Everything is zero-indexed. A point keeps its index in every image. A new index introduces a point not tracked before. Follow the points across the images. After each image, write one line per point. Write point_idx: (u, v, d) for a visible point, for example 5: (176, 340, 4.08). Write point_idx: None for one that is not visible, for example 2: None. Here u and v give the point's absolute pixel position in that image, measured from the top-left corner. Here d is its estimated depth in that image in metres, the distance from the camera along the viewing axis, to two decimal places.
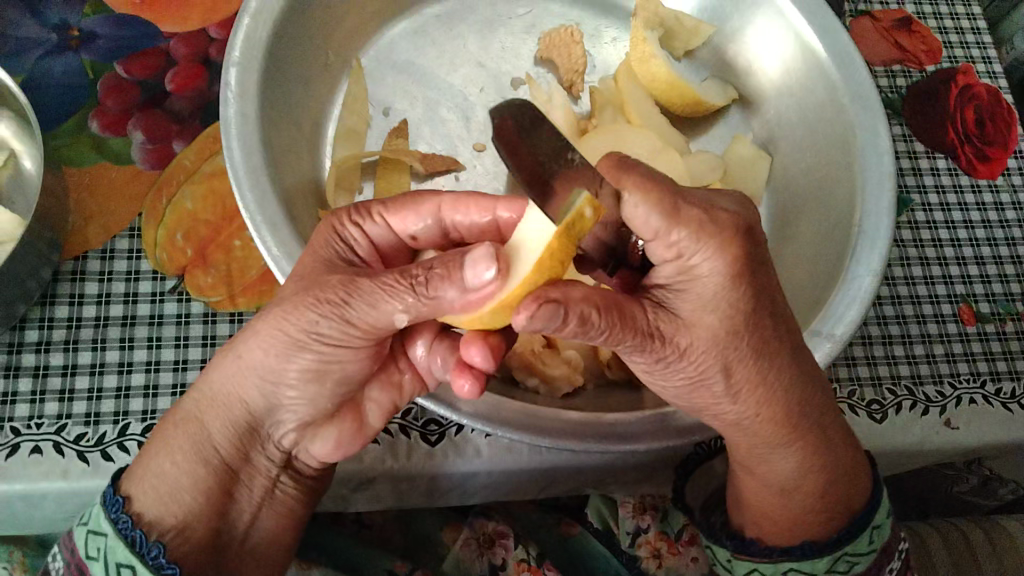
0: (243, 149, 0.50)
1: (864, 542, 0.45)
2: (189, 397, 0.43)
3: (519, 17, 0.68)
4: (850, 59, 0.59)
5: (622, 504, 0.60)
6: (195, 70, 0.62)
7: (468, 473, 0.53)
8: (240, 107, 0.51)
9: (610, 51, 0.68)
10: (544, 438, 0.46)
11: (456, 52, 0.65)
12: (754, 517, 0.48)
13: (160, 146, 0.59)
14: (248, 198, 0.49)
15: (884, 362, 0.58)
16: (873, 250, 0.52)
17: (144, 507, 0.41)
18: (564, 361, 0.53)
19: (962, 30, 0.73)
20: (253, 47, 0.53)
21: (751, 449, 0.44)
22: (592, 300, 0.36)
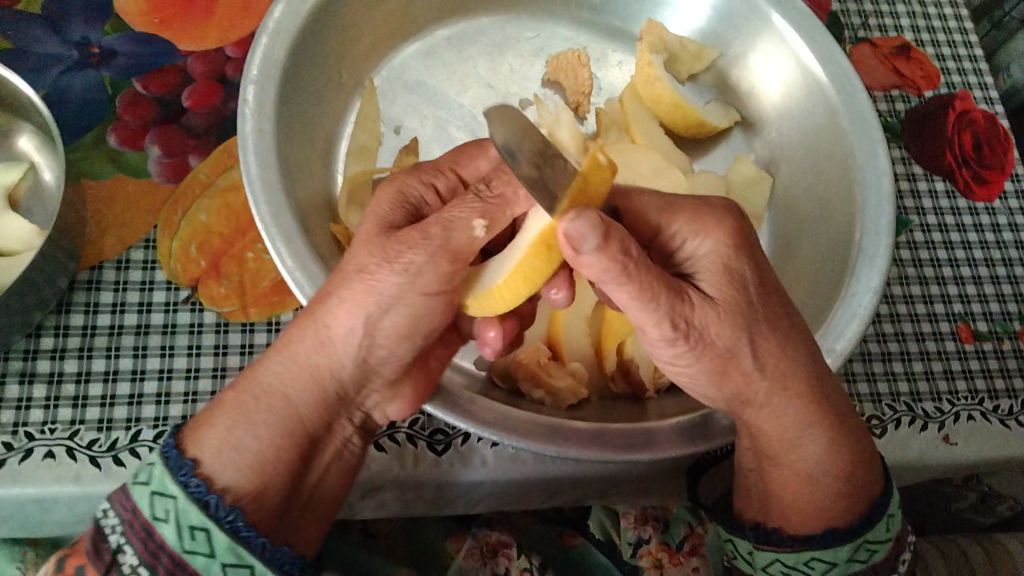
0: (260, 163, 0.52)
1: (882, 530, 0.45)
2: (264, 370, 0.42)
3: (527, 40, 0.70)
4: (850, 85, 0.61)
5: (623, 515, 0.60)
6: (211, 88, 0.64)
7: (474, 483, 0.54)
8: (258, 122, 0.53)
9: (616, 74, 0.70)
10: (553, 446, 0.47)
11: (466, 73, 0.67)
12: (779, 508, 0.47)
13: (176, 160, 0.61)
14: (263, 210, 0.50)
15: (884, 379, 0.59)
16: (873, 268, 0.53)
17: (217, 472, 0.38)
18: (569, 372, 0.53)
19: (958, 58, 0.74)
20: (270, 66, 0.55)
21: (780, 431, 0.45)
22: (634, 241, 0.39)
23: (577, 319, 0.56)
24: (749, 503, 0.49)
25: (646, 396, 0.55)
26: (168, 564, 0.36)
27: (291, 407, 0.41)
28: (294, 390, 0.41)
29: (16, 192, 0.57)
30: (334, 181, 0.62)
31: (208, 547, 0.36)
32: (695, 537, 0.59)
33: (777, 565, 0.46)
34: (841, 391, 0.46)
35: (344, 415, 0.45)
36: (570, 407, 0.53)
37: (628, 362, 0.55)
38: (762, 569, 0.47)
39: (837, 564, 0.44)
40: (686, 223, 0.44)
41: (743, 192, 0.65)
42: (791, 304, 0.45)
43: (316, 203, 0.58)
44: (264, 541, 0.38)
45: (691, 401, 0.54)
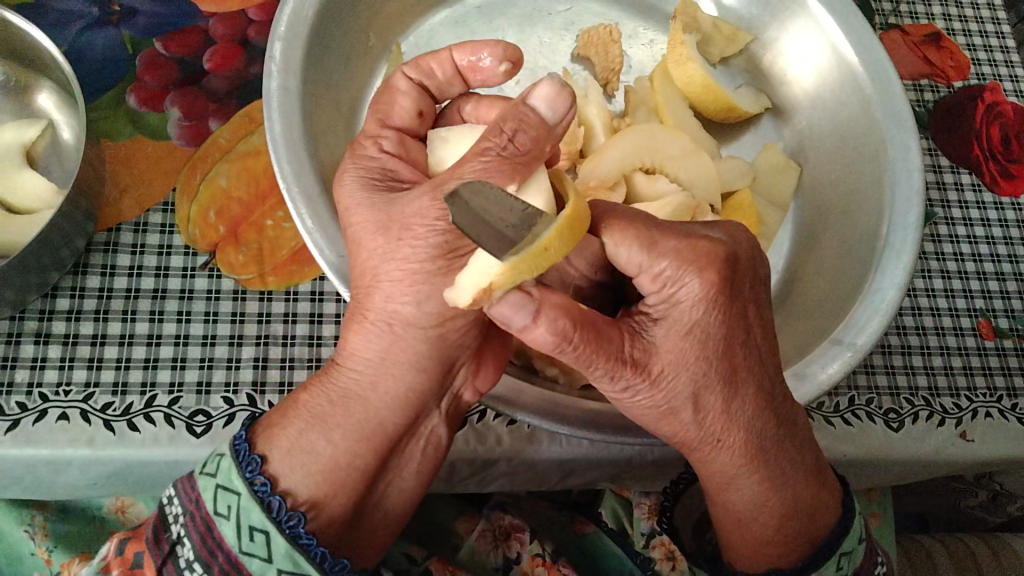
0: (284, 121, 0.51)
1: (830, 569, 0.44)
2: (343, 372, 0.41)
3: (558, 14, 0.68)
4: (884, 74, 0.60)
5: (636, 505, 0.64)
6: (233, 51, 0.63)
7: (491, 460, 0.54)
8: (284, 80, 0.52)
9: (646, 54, 0.69)
10: (563, 428, 0.46)
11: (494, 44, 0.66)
12: (723, 542, 0.47)
13: (196, 123, 0.60)
14: (286, 169, 0.49)
15: (903, 372, 0.59)
16: (899, 262, 0.53)
17: (281, 474, 0.38)
18: None
19: (989, 49, 0.73)
20: (300, 23, 0.54)
21: (715, 475, 0.43)
22: (570, 313, 0.37)
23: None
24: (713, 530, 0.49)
25: None
26: (222, 561, 0.37)
27: (354, 423, 0.39)
28: (374, 393, 0.40)
29: (34, 149, 0.57)
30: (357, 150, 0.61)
31: (265, 552, 0.36)
32: None
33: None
34: (782, 432, 0.43)
35: (433, 402, 0.43)
36: (583, 386, 0.53)
37: None
38: None
39: None
40: (676, 266, 0.39)
41: (765, 178, 0.64)
42: (752, 356, 0.41)
43: (340, 170, 0.57)
44: (324, 551, 0.37)
45: None
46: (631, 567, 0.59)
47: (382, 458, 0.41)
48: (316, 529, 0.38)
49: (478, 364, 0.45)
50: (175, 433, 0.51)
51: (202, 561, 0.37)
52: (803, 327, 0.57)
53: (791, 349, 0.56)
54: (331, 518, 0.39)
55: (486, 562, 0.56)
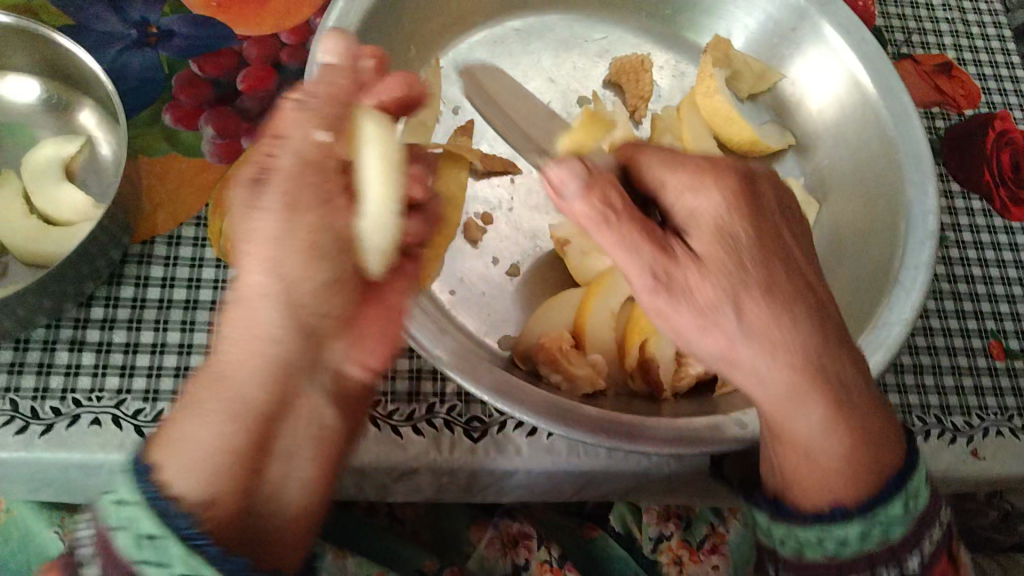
0: None
1: (898, 507, 0.41)
2: (216, 355, 0.42)
3: (595, 41, 0.70)
4: (906, 117, 0.60)
5: (646, 513, 0.67)
6: (265, 72, 0.65)
7: (507, 471, 0.55)
8: (321, 83, 0.54)
9: (675, 85, 0.70)
10: (559, 426, 0.48)
11: (530, 65, 0.68)
12: (786, 482, 0.43)
13: (228, 141, 0.62)
14: None
15: (915, 391, 0.60)
16: (907, 301, 0.53)
17: (172, 479, 0.36)
18: (589, 362, 0.55)
19: (999, 79, 0.75)
20: (341, 33, 0.56)
21: (776, 398, 0.42)
22: (614, 191, 0.43)
23: (602, 312, 0.57)
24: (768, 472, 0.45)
25: (663, 397, 0.56)
26: (110, 561, 0.35)
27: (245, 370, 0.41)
28: (230, 374, 0.41)
29: (73, 165, 0.59)
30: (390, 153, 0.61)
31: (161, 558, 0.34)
32: (717, 536, 0.66)
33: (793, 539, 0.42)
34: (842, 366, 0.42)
35: (303, 380, 0.44)
36: (586, 395, 0.55)
37: (648, 360, 0.55)
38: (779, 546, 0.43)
39: (850, 543, 0.41)
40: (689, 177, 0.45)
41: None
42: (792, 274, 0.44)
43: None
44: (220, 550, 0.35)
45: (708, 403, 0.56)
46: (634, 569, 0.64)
47: (262, 437, 0.40)
48: (211, 526, 0.36)
49: (358, 336, 0.49)
50: None
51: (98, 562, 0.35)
52: None
53: None
54: (224, 519, 0.37)
55: (495, 568, 0.62)
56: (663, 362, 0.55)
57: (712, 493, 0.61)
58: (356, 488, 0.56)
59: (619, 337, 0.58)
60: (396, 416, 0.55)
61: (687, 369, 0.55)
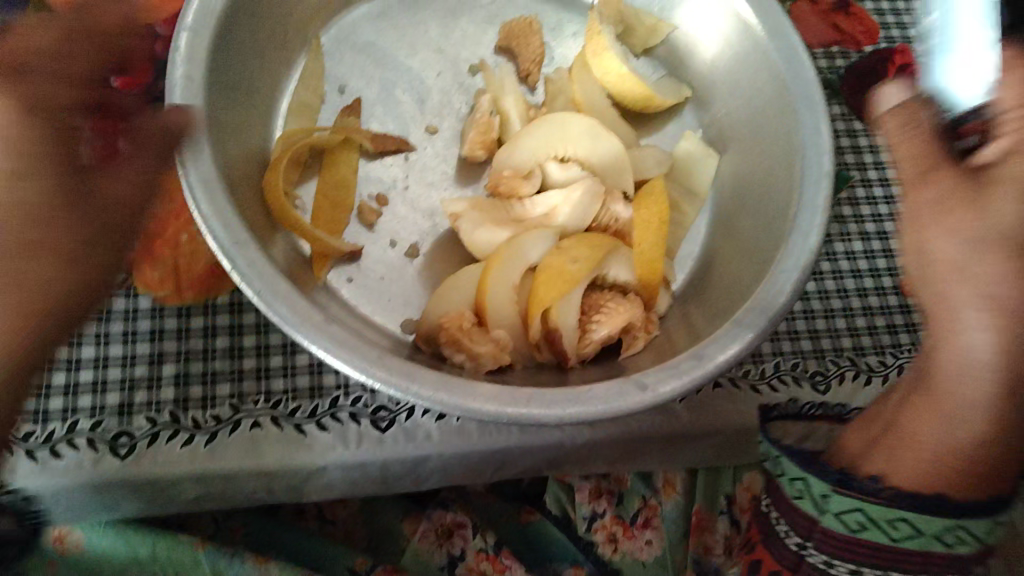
0: (185, 109, 0.50)
1: (981, 527, 0.42)
2: None
3: (482, 6, 0.67)
4: (795, 54, 0.59)
5: (578, 490, 0.65)
6: (139, 67, 0.62)
7: (420, 457, 0.54)
8: (188, 68, 0.51)
9: (571, 46, 0.68)
10: (456, 401, 0.47)
11: (417, 37, 0.65)
12: (898, 456, 0.43)
13: (105, 143, 0.60)
14: (186, 157, 0.49)
15: (827, 335, 0.61)
16: (803, 246, 0.53)
17: None
18: (492, 338, 0.53)
19: (898, 12, 0.74)
20: (209, 14, 0.53)
21: (959, 371, 0.42)
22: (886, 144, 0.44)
23: (503, 287, 0.55)
24: (896, 462, 0.43)
25: (569, 365, 0.55)
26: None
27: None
28: None
29: None
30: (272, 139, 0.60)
31: None
32: (649, 509, 0.64)
33: (856, 515, 0.44)
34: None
35: None
36: (490, 372, 0.53)
37: (553, 331, 0.54)
38: (831, 515, 0.45)
39: (922, 535, 0.42)
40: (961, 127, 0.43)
41: (682, 168, 0.64)
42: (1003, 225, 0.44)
43: (250, 160, 0.57)
44: None
45: (612, 368, 0.56)
46: (570, 554, 0.63)
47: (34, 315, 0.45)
48: None
49: None
50: (98, 456, 0.51)
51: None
52: (715, 306, 0.59)
53: (702, 325, 0.58)
54: None
55: (430, 562, 0.61)
56: (567, 331, 0.54)
57: (638, 456, 0.61)
58: (265, 489, 0.54)
59: (522, 309, 0.56)
60: (298, 415, 0.53)
61: (591, 334, 0.55)
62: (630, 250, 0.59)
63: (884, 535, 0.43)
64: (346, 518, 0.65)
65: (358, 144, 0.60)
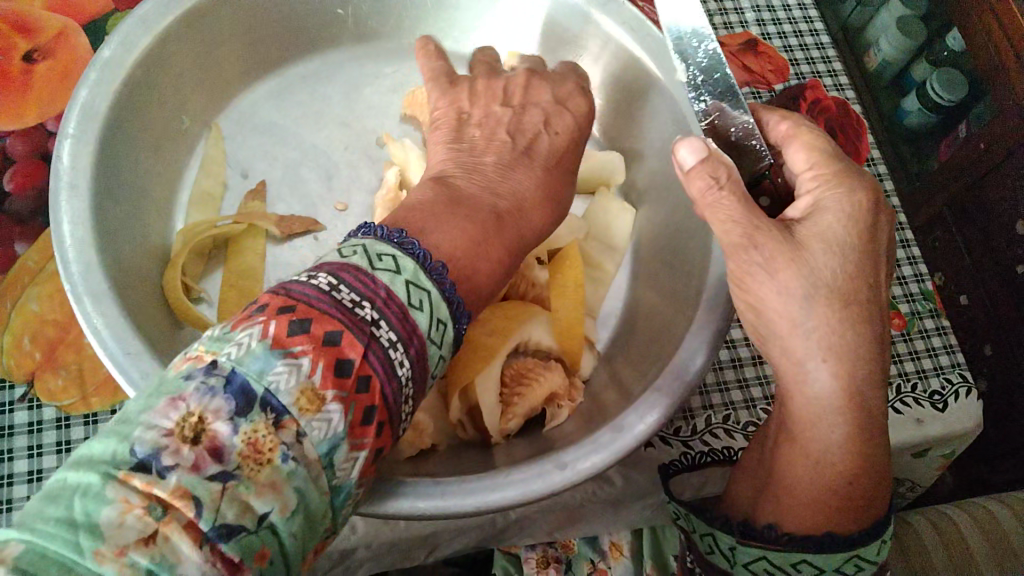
0: (72, 222, 0.49)
1: (876, 550, 0.44)
2: None
3: (387, 76, 0.67)
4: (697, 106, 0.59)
5: (526, 561, 0.62)
6: (34, 167, 0.61)
7: (346, 550, 0.52)
8: (72, 178, 0.50)
9: None
10: (403, 502, 0.45)
11: (322, 110, 0.65)
12: (778, 500, 0.46)
13: (1, 249, 0.58)
14: (74, 272, 0.47)
15: (756, 383, 0.62)
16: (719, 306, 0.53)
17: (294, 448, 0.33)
18: (412, 423, 0.52)
19: (805, 48, 0.75)
20: (92, 118, 0.52)
21: (805, 405, 0.44)
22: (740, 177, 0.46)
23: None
24: (765, 500, 0.47)
25: (494, 442, 0.54)
26: (420, 350, 0.35)
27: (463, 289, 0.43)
28: None
29: None
30: (174, 229, 0.58)
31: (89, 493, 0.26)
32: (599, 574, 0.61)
33: (762, 563, 0.46)
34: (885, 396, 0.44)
35: None
36: (412, 458, 0.52)
37: (474, 408, 0.53)
38: (742, 565, 0.47)
39: (824, 571, 0.45)
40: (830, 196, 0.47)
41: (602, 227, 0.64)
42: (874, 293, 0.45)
43: (149, 256, 0.55)
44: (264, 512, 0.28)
45: (540, 443, 0.54)
46: None
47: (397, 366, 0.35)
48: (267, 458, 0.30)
49: None
50: None
51: (154, 452, 0.27)
52: (638, 367, 0.58)
53: (629, 387, 0.57)
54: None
55: None
56: (488, 409, 0.52)
57: (579, 520, 0.59)
58: None
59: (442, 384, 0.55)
60: None
61: (514, 409, 0.54)
62: (546, 313, 0.57)
63: None
64: None
65: (263, 229, 0.58)
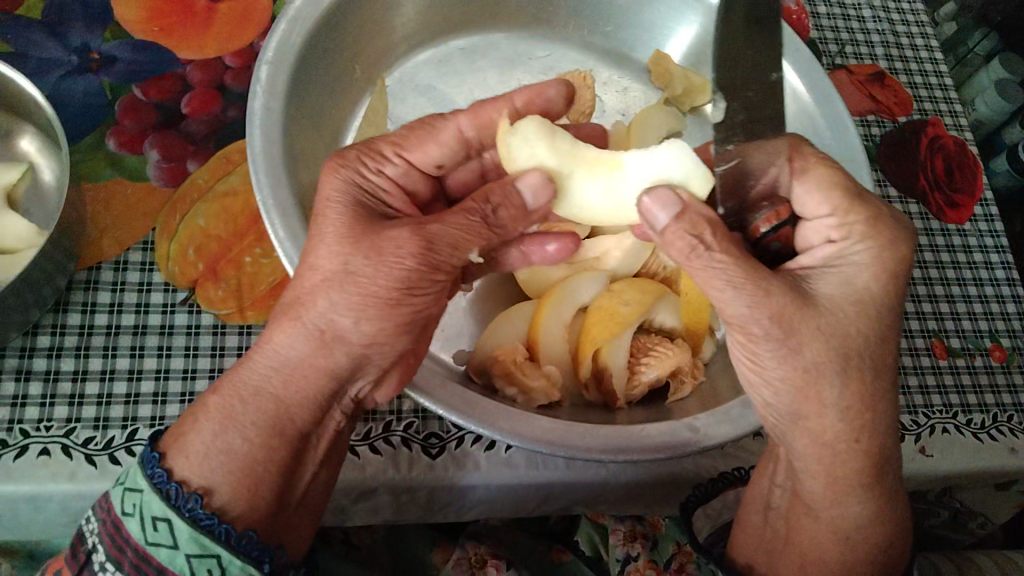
0: (264, 138, 0.53)
1: None
2: None
3: (539, 59, 0.71)
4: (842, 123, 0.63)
5: (612, 532, 0.63)
6: (210, 96, 0.65)
7: (468, 486, 0.55)
8: (267, 100, 0.54)
9: (617, 99, 0.71)
10: (514, 439, 0.48)
11: (477, 82, 0.68)
12: None
13: (174, 165, 0.62)
14: (263, 183, 0.51)
15: None
16: None
17: (210, 479, 0.39)
18: (544, 374, 0.55)
19: (930, 87, 0.78)
20: (288, 49, 0.56)
21: (886, 473, 0.46)
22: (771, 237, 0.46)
23: (555, 323, 0.57)
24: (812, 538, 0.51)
25: (617, 405, 0.57)
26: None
27: (367, 294, 0.41)
28: None
29: (15, 192, 0.57)
30: None
31: (172, 540, 0.37)
32: (682, 555, 0.62)
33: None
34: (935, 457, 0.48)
35: None
36: (541, 407, 0.55)
37: (601, 370, 0.56)
38: None
39: None
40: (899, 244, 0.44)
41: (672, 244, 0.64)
42: None
43: None
44: (227, 528, 0.38)
45: (658, 413, 0.57)
46: None
47: (300, 441, 0.42)
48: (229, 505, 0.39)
49: None
50: None
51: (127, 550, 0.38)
52: None
53: (745, 377, 0.59)
54: None
55: None
56: (617, 371, 0.56)
57: (676, 497, 0.61)
58: None
59: (573, 348, 0.58)
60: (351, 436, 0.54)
61: (640, 376, 0.57)
62: (673, 297, 0.60)
63: None
64: (371, 544, 0.65)
65: None
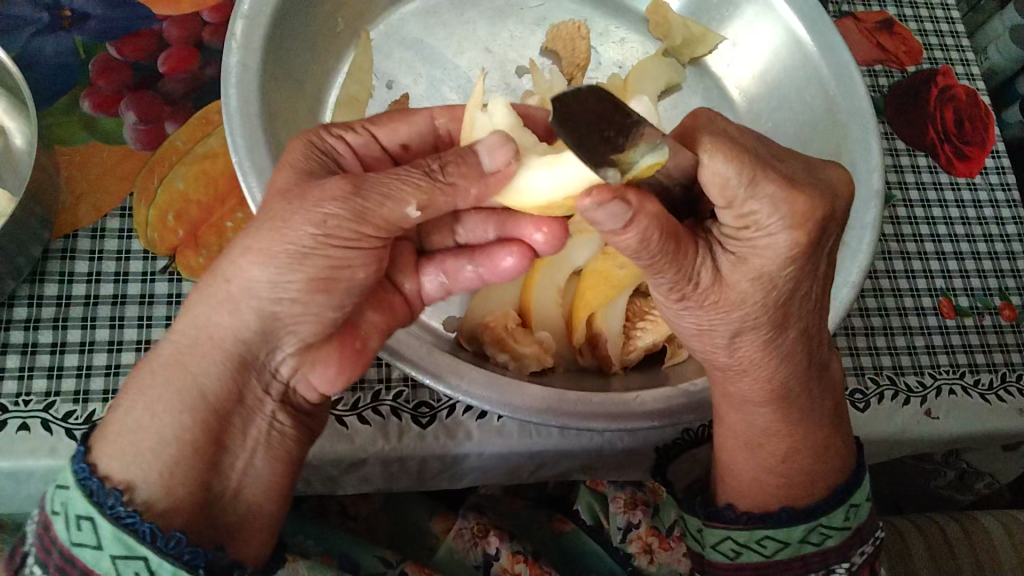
0: (240, 98, 0.50)
1: (840, 516, 0.46)
2: None
3: (531, 9, 0.67)
4: (847, 72, 0.60)
5: (613, 500, 0.61)
6: (188, 53, 0.62)
7: (459, 455, 0.54)
8: (243, 58, 0.52)
9: (616, 51, 0.68)
10: (505, 409, 0.46)
11: (465, 35, 0.65)
12: (732, 484, 0.49)
13: (152, 126, 0.59)
14: (239, 142, 0.49)
15: (886, 352, 0.61)
16: (854, 264, 0.52)
17: (128, 472, 0.37)
18: (536, 340, 0.53)
19: (941, 34, 0.75)
20: (265, 3, 0.53)
21: (736, 399, 0.46)
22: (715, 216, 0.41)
23: (549, 287, 0.55)
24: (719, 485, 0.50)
25: (612, 370, 0.55)
26: None
27: (282, 243, 0.37)
28: None
29: None
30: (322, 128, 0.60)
31: (96, 540, 0.35)
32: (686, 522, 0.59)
33: (728, 543, 0.47)
34: (812, 383, 0.46)
35: None
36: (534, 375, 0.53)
37: (596, 336, 0.55)
38: (711, 548, 0.48)
39: (788, 545, 0.45)
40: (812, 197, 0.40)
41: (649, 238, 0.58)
42: None
43: None
44: (152, 527, 0.35)
45: (655, 377, 0.56)
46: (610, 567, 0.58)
47: (219, 429, 0.40)
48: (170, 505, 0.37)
49: None
50: None
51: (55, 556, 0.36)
52: None
53: None
54: None
55: (464, 562, 0.56)
56: (612, 337, 0.54)
57: None
58: (302, 480, 0.54)
59: (566, 313, 0.56)
60: (339, 407, 0.53)
61: (636, 341, 0.55)
62: None
63: (756, 555, 0.46)
64: (369, 514, 0.64)
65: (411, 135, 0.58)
